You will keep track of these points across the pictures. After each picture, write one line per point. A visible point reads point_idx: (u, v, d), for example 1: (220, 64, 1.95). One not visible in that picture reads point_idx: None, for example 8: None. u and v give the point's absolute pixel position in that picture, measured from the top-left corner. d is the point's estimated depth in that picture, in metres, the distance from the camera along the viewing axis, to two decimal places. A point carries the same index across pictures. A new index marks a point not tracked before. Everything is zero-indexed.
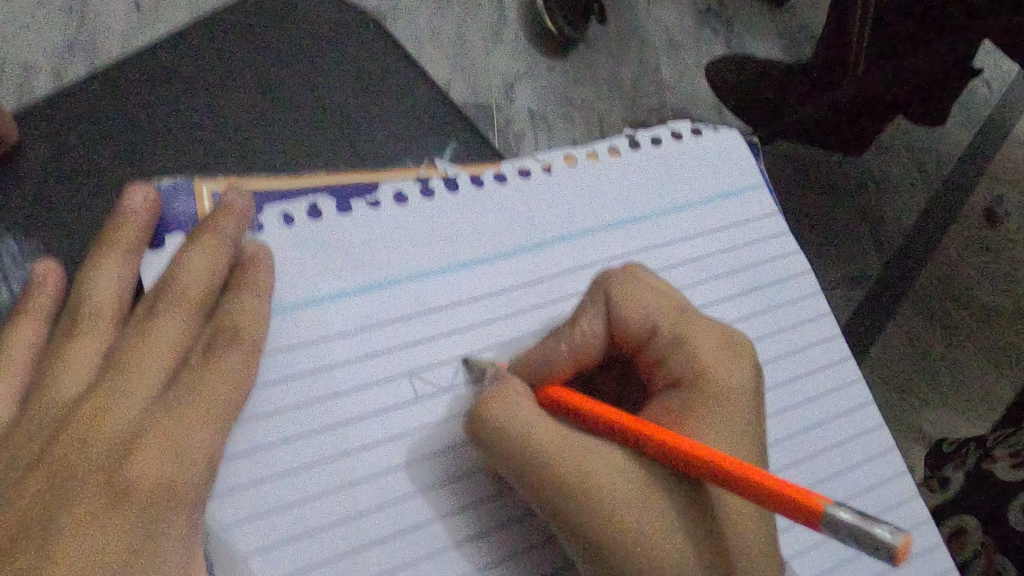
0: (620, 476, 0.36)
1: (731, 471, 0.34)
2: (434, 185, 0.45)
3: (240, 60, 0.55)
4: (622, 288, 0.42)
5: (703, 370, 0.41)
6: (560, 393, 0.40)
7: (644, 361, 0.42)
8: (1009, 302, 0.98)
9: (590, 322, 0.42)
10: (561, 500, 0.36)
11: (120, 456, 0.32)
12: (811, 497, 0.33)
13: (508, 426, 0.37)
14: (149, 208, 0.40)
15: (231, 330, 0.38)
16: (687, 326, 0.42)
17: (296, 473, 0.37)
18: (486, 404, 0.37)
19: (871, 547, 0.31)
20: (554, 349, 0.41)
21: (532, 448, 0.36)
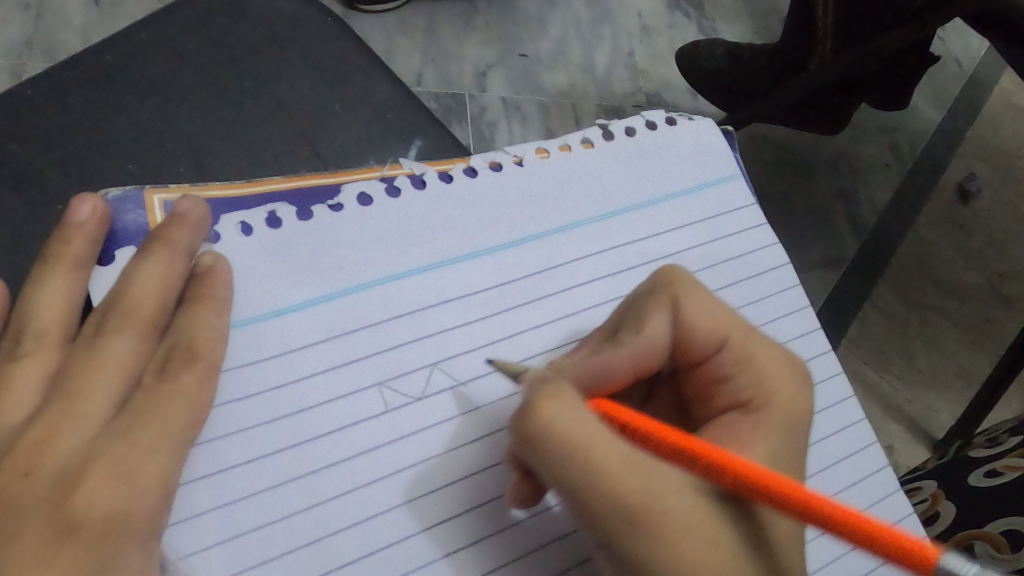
0: (700, 519, 0.26)
1: (861, 525, 0.24)
2: (427, 174, 0.36)
3: (175, 38, 0.46)
4: (686, 282, 0.32)
5: (777, 398, 0.31)
6: (606, 404, 0.29)
7: (704, 381, 0.33)
8: (987, 283, 0.88)
9: (655, 323, 0.31)
10: (626, 545, 0.26)
11: (66, 487, 0.25)
12: (922, 544, 0.24)
13: (562, 440, 0.26)
14: (97, 223, 0.31)
15: (184, 351, 0.29)
16: (760, 348, 0.32)
17: (259, 533, 0.28)
18: (544, 409, 0.27)
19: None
20: (616, 354, 0.31)
21: (591, 472, 0.26)
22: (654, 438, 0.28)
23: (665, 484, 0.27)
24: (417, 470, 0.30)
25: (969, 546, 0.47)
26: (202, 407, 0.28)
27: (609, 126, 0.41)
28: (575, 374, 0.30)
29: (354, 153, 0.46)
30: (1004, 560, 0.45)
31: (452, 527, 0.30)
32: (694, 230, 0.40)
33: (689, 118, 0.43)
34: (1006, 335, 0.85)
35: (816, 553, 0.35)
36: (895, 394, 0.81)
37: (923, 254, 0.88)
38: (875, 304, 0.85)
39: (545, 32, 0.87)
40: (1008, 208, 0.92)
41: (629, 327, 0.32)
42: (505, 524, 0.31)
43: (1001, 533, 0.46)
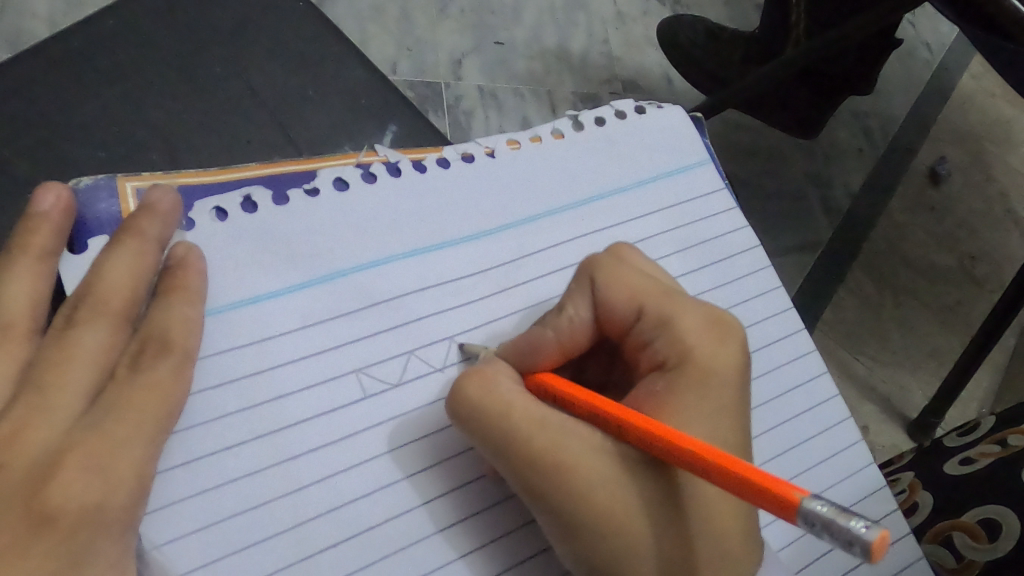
0: (614, 475, 0.28)
1: (734, 473, 0.25)
2: (402, 161, 0.36)
3: (143, 27, 0.45)
4: (602, 259, 0.33)
5: (693, 358, 0.31)
6: (546, 379, 0.31)
7: (633, 350, 0.33)
8: (955, 264, 0.89)
9: (575, 304, 0.33)
10: (540, 495, 0.28)
11: (39, 480, 0.25)
12: (788, 488, 0.24)
13: (478, 406, 0.29)
14: (62, 213, 0.31)
15: (157, 342, 0.29)
16: (678, 307, 0.32)
17: (237, 519, 0.28)
18: (462, 381, 0.30)
19: (843, 546, 0.22)
20: (539, 335, 0.32)
21: (504, 430, 0.29)
22: (575, 402, 0.30)
23: (575, 442, 0.28)
24: (393, 455, 0.30)
25: (949, 538, 0.48)
26: (178, 398, 0.28)
27: (579, 116, 0.41)
28: (503, 355, 0.32)
29: (328, 141, 0.45)
30: (982, 550, 0.45)
31: (416, 515, 0.30)
32: (666, 216, 0.40)
33: (659, 106, 0.43)
34: (975, 315, 0.87)
35: (777, 533, 0.35)
36: (869, 375, 0.82)
37: (895, 236, 0.90)
38: (849, 286, 0.86)
39: (520, 19, 0.86)
40: (974, 192, 0.94)
41: (553, 312, 0.33)
42: (472, 511, 0.31)
43: (977, 521, 0.47)
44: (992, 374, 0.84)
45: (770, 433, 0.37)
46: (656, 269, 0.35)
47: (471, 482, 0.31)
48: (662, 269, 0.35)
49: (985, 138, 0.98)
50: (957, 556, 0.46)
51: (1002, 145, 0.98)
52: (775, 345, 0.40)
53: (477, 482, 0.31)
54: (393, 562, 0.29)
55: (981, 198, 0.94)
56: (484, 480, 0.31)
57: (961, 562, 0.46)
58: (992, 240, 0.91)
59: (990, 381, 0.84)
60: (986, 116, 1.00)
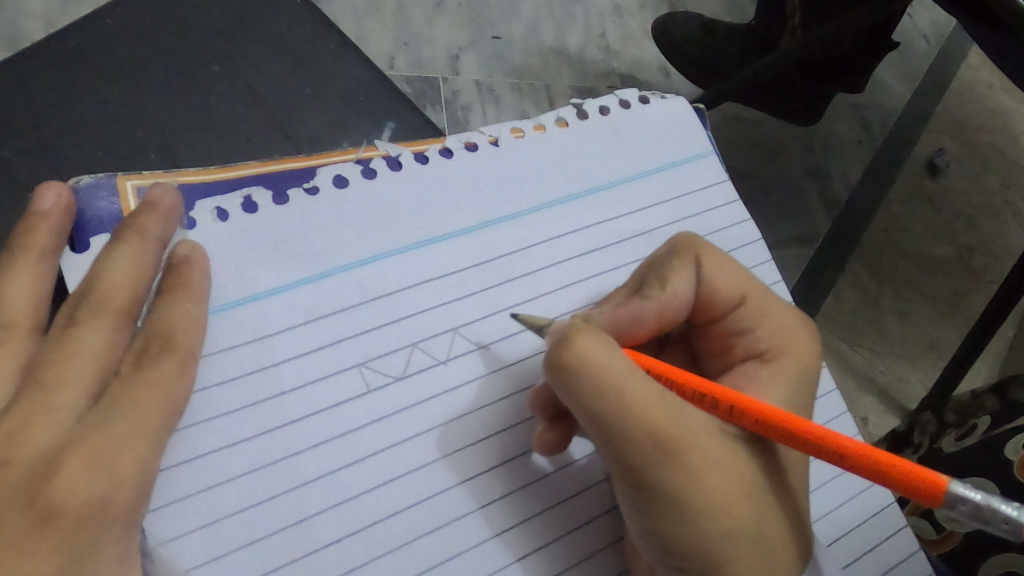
0: (722, 454, 0.29)
1: (872, 458, 0.27)
2: (403, 155, 0.36)
3: (140, 25, 0.45)
4: (704, 244, 0.35)
5: (792, 348, 0.34)
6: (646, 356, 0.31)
7: (724, 336, 0.35)
8: (954, 254, 0.90)
9: (678, 279, 0.34)
10: (645, 466, 0.28)
11: (41, 476, 0.25)
12: (934, 474, 0.27)
13: (602, 372, 0.27)
14: (62, 212, 0.31)
15: (161, 340, 0.29)
16: (773, 305, 0.35)
17: (241, 515, 0.28)
18: (569, 341, 0.28)
19: (993, 526, 0.26)
20: (643, 304, 0.33)
21: (621, 400, 0.27)
22: (676, 378, 0.30)
23: (691, 420, 0.28)
24: (399, 450, 0.31)
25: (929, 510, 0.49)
26: (181, 396, 0.28)
27: (583, 106, 0.41)
28: (608, 320, 0.32)
29: (326, 138, 0.45)
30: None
31: (426, 506, 0.30)
32: (667, 209, 0.40)
33: (661, 96, 0.43)
34: (974, 306, 0.88)
35: None
36: (869, 365, 0.83)
37: (894, 228, 0.90)
38: (847, 278, 0.86)
39: (518, 13, 0.86)
40: (972, 183, 0.94)
41: (653, 284, 0.34)
42: (485, 502, 0.31)
43: None
44: (991, 364, 0.85)
45: None
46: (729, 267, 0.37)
47: (493, 468, 0.32)
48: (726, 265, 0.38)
49: (983, 128, 0.98)
50: (937, 528, 0.48)
51: (999, 135, 0.98)
52: None
53: (484, 475, 0.31)
54: (396, 557, 0.29)
55: (979, 189, 0.94)
56: (493, 474, 0.32)
57: (940, 533, 0.47)
58: (990, 230, 0.92)
59: (989, 370, 0.84)
60: (984, 105, 0.99)
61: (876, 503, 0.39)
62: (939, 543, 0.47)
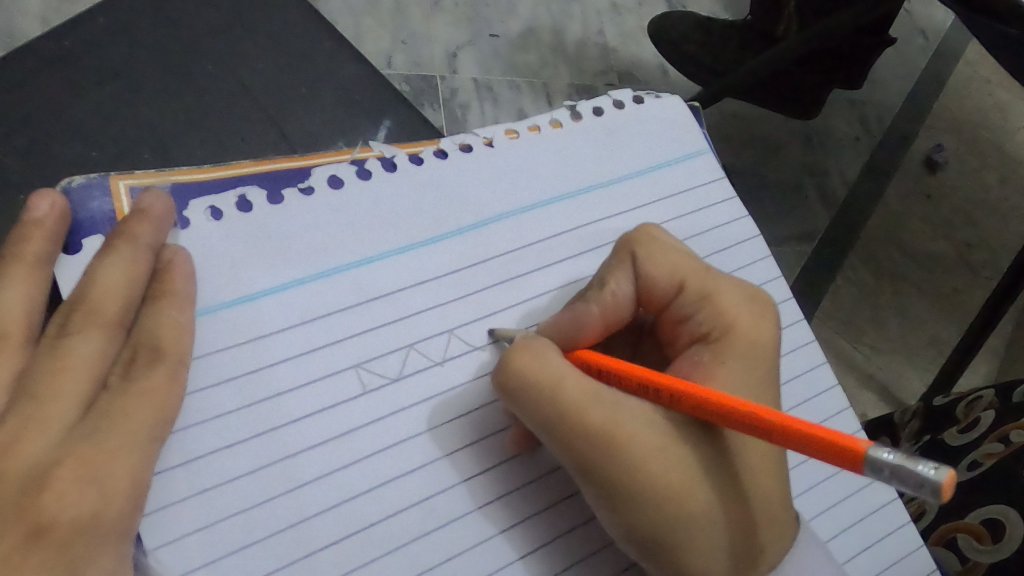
0: (669, 447, 0.29)
1: (799, 432, 0.25)
2: (398, 156, 0.35)
3: (135, 25, 0.45)
4: (641, 236, 0.35)
5: (738, 329, 0.33)
6: (588, 354, 0.32)
7: (672, 325, 0.34)
8: (952, 251, 0.90)
9: (617, 279, 0.34)
10: (588, 463, 0.29)
11: (31, 490, 0.25)
12: (857, 441, 0.24)
13: (531, 379, 0.29)
14: (57, 219, 0.30)
15: (149, 348, 0.29)
16: (718, 284, 0.34)
17: (239, 518, 0.28)
18: (511, 354, 0.30)
19: (913, 490, 0.22)
20: (582, 310, 0.33)
21: (556, 402, 0.29)
22: (615, 373, 0.31)
23: (629, 415, 0.29)
24: (396, 451, 0.30)
25: (952, 540, 0.49)
26: (172, 404, 0.28)
27: (576, 107, 0.41)
28: (545, 331, 0.33)
29: (322, 137, 0.45)
30: (986, 552, 0.46)
31: (420, 510, 0.30)
32: (662, 207, 0.40)
33: (656, 96, 0.43)
34: (972, 303, 0.88)
35: None
36: (867, 362, 0.83)
37: (892, 225, 0.90)
38: (847, 275, 0.86)
39: (515, 11, 0.86)
40: (970, 180, 0.94)
41: (593, 287, 0.34)
42: (479, 504, 0.31)
43: (981, 522, 0.47)
44: (990, 360, 0.85)
45: None
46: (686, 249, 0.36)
47: (487, 470, 0.31)
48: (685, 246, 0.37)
49: (981, 125, 0.98)
50: (961, 558, 0.47)
51: (997, 132, 0.98)
52: None
53: (475, 477, 0.31)
54: (392, 559, 0.29)
55: (977, 185, 0.94)
56: (485, 476, 0.31)
57: (966, 564, 0.47)
58: (988, 227, 0.92)
59: (988, 367, 0.84)
60: (982, 102, 0.99)
61: (878, 499, 0.39)
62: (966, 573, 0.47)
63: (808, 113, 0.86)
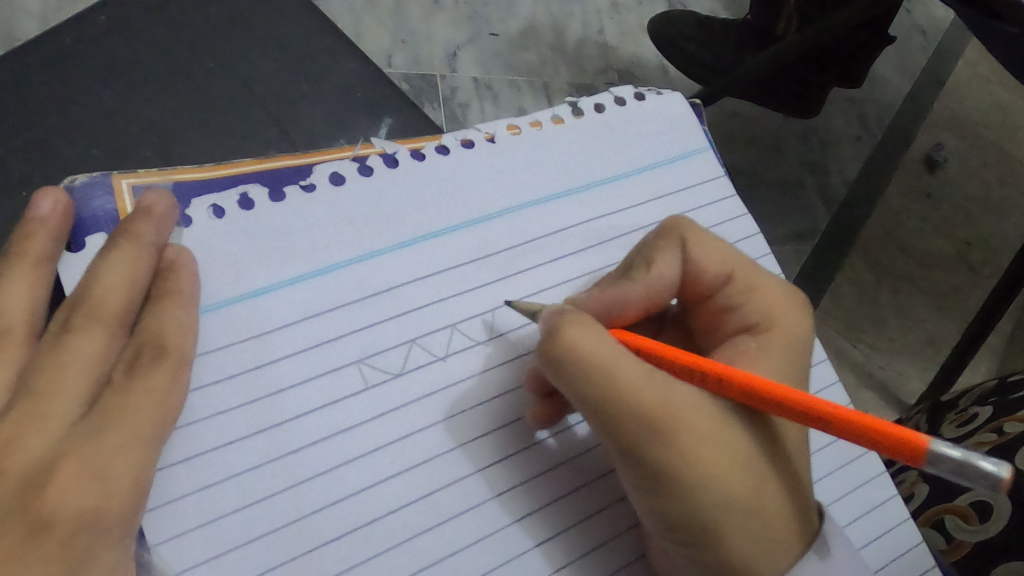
0: (717, 430, 0.29)
1: (861, 424, 0.27)
2: (399, 152, 0.35)
3: (135, 23, 0.45)
4: (688, 223, 0.34)
5: (782, 325, 0.33)
6: (644, 339, 0.32)
7: (710, 312, 0.35)
8: (951, 250, 0.90)
9: (665, 260, 0.33)
10: (644, 446, 0.28)
11: (34, 487, 0.25)
12: (915, 433, 0.26)
13: (585, 359, 0.28)
14: (60, 218, 0.30)
15: (152, 347, 0.29)
16: (761, 278, 0.34)
17: (241, 513, 0.28)
18: (564, 330, 0.29)
19: (971, 481, 0.25)
20: (628, 287, 0.33)
21: (615, 382, 0.28)
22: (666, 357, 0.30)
23: (683, 397, 0.29)
24: (399, 447, 0.30)
25: (939, 521, 0.49)
26: (174, 402, 0.28)
27: (578, 103, 0.41)
28: (592, 306, 0.33)
29: (322, 135, 0.45)
30: (974, 532, 0.46)
31: (420, 507, 0.30)
32: (664, 204, 0.40)
33: (658, 93, 0.43)
34: (972, 302, 0.88)
35: None
36: (867, 360, 0.83)
37: (892, 223, 0.90)
38: (847, 274, 0.86)
39: (515, 10, 0.86)
40: (970, 179, 0.94)
41: (638, 266, 0.34)
42: (485, 498, 0.31)
43: (971, 504, 0.47)
44: (990, 358, 0.85)
45: None
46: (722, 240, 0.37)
47: (501, 460, 0.32)
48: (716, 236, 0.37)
49: (981, 124, 0.98)
50: (947, 537, 0.47)
51: (997, 131, 0.98)
52: None
53: (478, 473, 0.31)
54: (390, 557, 0.29)
55: (977, 184, 0.94)
56: (488, 472, 0.31)
57: (951, 542, 0.47)
58: (988, 226, 0.92)
59: (988, 365, 0.84)
60: (982, 101, 0.99)
61: (882, 495, 0.38)
62: (949, 552, 0.47)
63: (808, 112, 0.86)
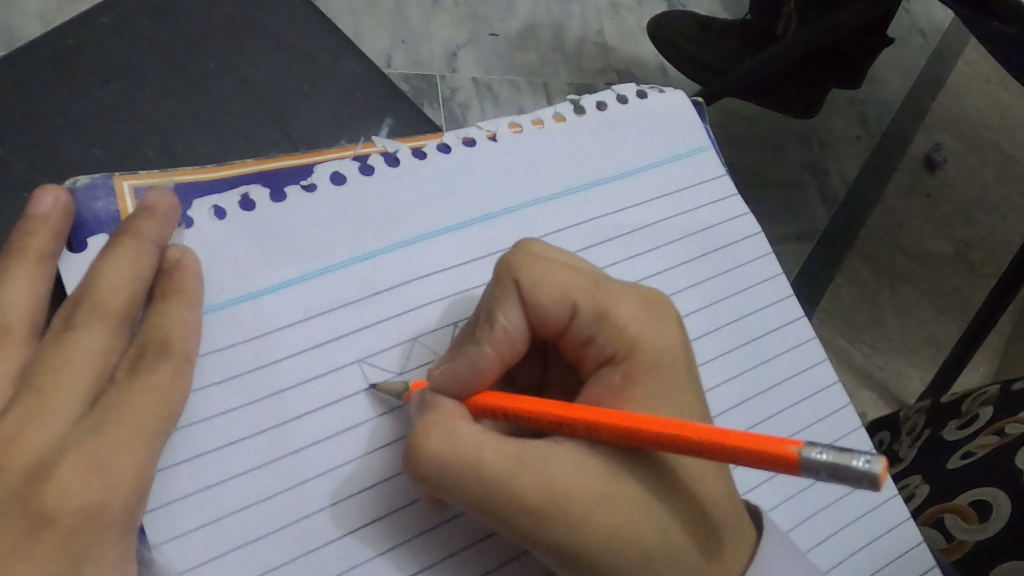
0: (605, 486, 0.28)
1: (725, 445, 0.25)
2: (400, 151, 0.35)
3: (136, 22, 0.45)
4: (520, 259, 0.31)
5: (641, 346, 0.31)
6: (492, 399, 0.30)
7: (574, 348, 0.32)
8: (950, 250, 0.90)
9: (506, 312, 0.31)
10: (538, 533, 0.27)
11: (36, 481, 0.25)
12: (783, 444, 0.25)
13: (447, 463, 0.27)
14: (61, 215, 0.31)
15: (157, 344, 0.29)
16: (611, 296, 0.32)
17: (241, 514, 0.28)
18: (419, 436, 0.28)
19: (853, 483, 0.23)
20: (477, 354, 0.30)
21: (487, 481, 0.27)
22: (524, 413, 0.29)
23: (561, 465, 0.28)
24: (390, 450, 0.31)
25: (939, 520, 0.50)
26: (177, 401, 0.28)
27: (580, 101, 0.41)
28: (442, 384, 0.30)
29: (323, 135, 0.45)
30: (974, 531, 0.47)
31: (408, 513, 0.30)
32: (667, 202, 0.40)
33: (660, 91, 0.43)
34: (971, 302, 0.88)
35: (783, 516, 0.36)
36: (867, 362, 0.83)
37: (891, 224, 0.90)
38: (846, 274, 0.86)
39: (515, 10, 0.86)
40: (969, 179, 0.94)
41: (482, 325, 0.31)
42: (448, 516, 0.30)
43: (969, 504, 0.48)
44: (989, 359, 0.85)
45: (767, 421, 0.38)
46: (573, 256, 0.33)
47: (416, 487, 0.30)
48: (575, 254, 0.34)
49: (980, 125, 0.98)
50: (947, 536, 0.48)
51: (996, 132, 0.98)
52: (775, 333, 0.40)
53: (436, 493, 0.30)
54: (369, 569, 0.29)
55: (976, 184, 0.94)
56: None
57: (951, 541, 0.48)
58: (987, 226, 0.92)
59: (987, 365, 0.84)
60: (981, 101, 0.99)
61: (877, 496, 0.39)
62: (949, 551, 0.48)
63: (806, 113, 0.86)
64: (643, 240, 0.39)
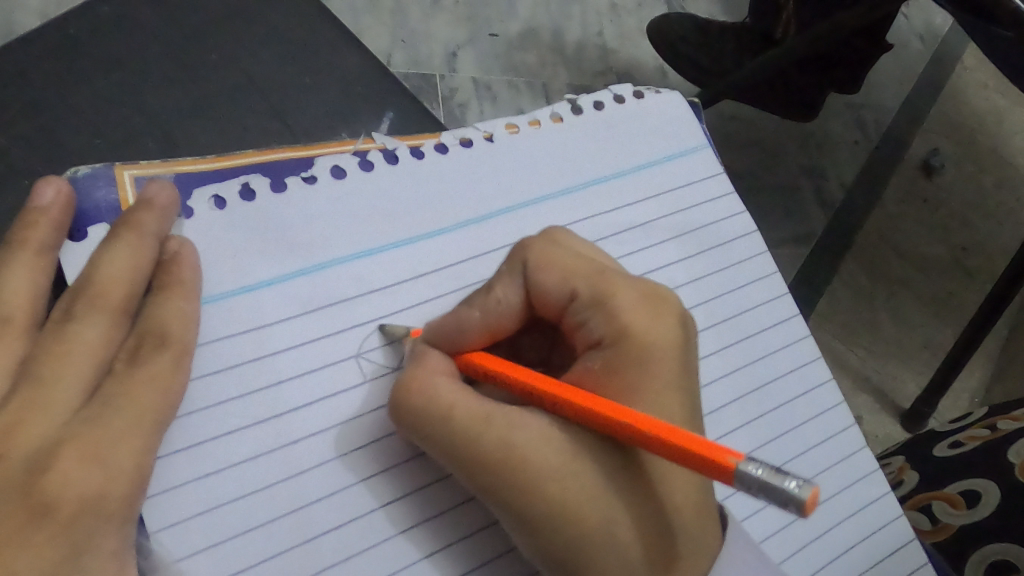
0: (569, 462, 0.28)
1: (671, 441, 0.26)
2: (399, 149, 0.35)
3: (136, 15, 0.45)
4: (534, 241, 0.32)
5: (631, 334, 0.31)
6: (478, 359, 0.31)
7: (569, 331, 0.32)
8: (947, 254, 0.90)
9: (505, 285, 0.32)
10: (497, 492, 0.28)
11: (36, 471, 0.25)
12: (725, 454, 0.25)
13: (422, 411, 0.29)
14: (62, 207, 0.30)
15: (155, 336, 0.29)
16: (614, 286, 0.32)
17: (238, 503, 0.28)
18: (401, 391, 0.29)
19: (779, 504, 0.24)
20: (466, 316, 0.31)
21: (454, 433, 0.28)
22: (510, 378, 0.30)
23: (527, 433, 0.28)
24: (379, 446, 0.30)
25: (926, 505, 0.49)
26: (176, 391, 0.28)
27: (577, 101, 0.41)
28: (429, 335, 0.31)
29: (324, 128, 0.45)
30: (959, 516, 0.47)
31: (391, 510, 0.29)
32: (662, 201, 0.40)
33: (656, 91, 0.43)
34: (967, 307, 0.88)
35: (758, 526, 0.36)
36: (863, 365, 0.83)
37: (888, 227, 0.90)
38: (843, 278, 0.86)
39: (515, 11, 0.86)
40: (966, 184, 0.95)
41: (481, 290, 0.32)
42: (430, 516, 0.30)
43: (960, 493, 0.48)
44: (984, 363, 0.85)
45: (762, 418, 0.38)
46: (594, 250, 0.34)
47: (387, 469, 0.30)
48: (601, 251, 0.35)
49: (978, 130, 0.98)
50: (932, 519, 0.47)
51: (994, 136, 0.98)
52: (771, 331, 0.41)
53: (421, 491, 0.30)
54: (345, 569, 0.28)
55: (973, 189, 0.94)
56: (429, 489, 0.30)
57: (936, 525, 0.47)
58: (984, 232, 0.92)
59: (982, 370, 0.85)
60: (980, 106, 1.00)
61: (867, 495, 0.40)
62: (933, 533, 0.47)
63: (802, 118, 0.85)
64: (639, 238, 0.39)
